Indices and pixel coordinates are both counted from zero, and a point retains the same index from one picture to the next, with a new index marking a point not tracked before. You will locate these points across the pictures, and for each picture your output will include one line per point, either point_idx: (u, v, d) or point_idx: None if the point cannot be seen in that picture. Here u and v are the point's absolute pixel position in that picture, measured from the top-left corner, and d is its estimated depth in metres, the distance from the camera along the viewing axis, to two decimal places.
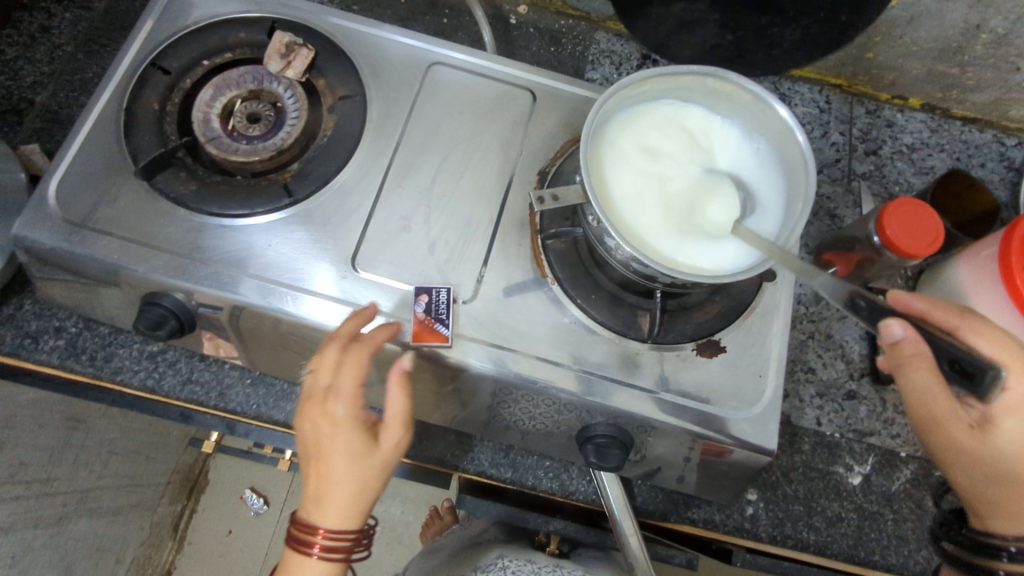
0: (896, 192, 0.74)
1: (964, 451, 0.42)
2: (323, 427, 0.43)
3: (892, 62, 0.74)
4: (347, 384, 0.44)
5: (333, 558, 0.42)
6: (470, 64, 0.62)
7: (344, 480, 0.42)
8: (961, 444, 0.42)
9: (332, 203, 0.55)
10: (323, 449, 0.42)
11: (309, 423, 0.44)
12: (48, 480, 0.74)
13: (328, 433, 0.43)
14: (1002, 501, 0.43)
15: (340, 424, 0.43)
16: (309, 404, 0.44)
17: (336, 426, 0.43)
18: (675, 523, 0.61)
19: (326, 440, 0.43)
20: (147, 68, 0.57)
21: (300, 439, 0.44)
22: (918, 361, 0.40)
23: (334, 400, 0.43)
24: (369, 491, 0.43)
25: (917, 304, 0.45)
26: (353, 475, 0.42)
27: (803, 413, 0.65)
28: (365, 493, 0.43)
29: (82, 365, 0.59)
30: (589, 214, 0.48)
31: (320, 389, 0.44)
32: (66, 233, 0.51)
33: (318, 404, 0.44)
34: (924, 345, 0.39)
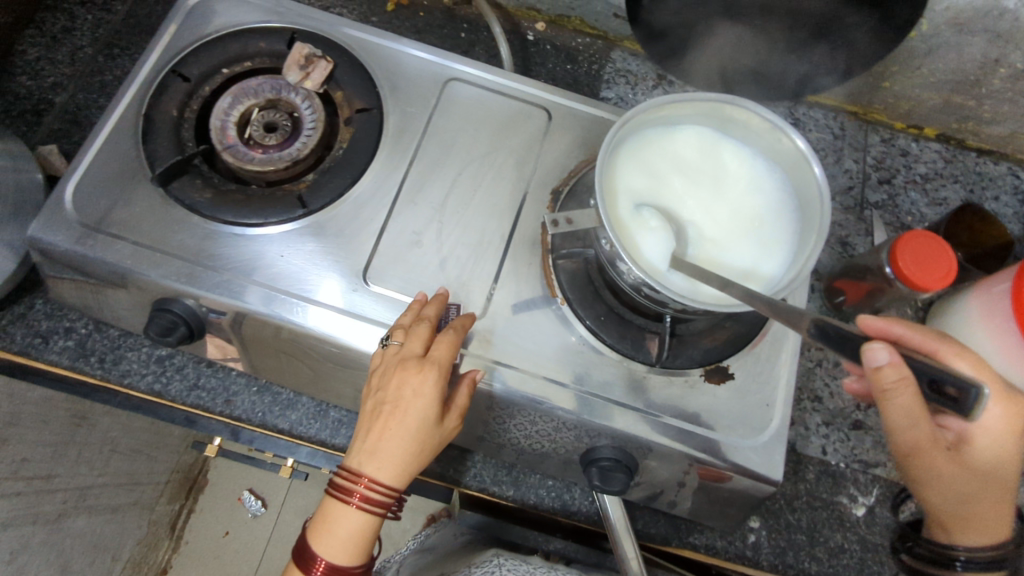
0: (909, 222, 0.74)
1: (939, 470, 0.45)
2: (409, 387, 0.46)
3: (908, 92, 0.74)
4: (443, 360, 0.47)
5: (373, 511, 0.44)
6: (487, 81, 0.62)
7: (404, 442, 0.45)
8: (942, 465, 0.45)
9: (345, 216, 0.55)
10: (401, 407, 0.45)
11: (391, 381, 0.46)
12: (50, 476, 0.74)
13: (409, 395, 0.45)
14: (964, 516, 0.46)
15: (422, 391, 0.45)
16: (400, 365, 0.46)
17: (425, 392, 0.45)
18: (676, 548, 0.61)
19: (406, 399, 0.45)
20: (167, 75, 0.57)
21: (376, 391, 0.47)
22: (901, 389, 0.38)
23: (428, 369, 0.46)
24: (420, 459, 0.46)
25: (893, 330, 0.43)
26: (415, 440, 0.45)
27: (809, 441, 0.65)
28: (417, 461, 0.46)
29: (91, 367, 0.59)
30: (602, 238, 0.48)
31: (410, 354, 0.47)
32: (81, 236, 0.51)
33: (407, 368, 0.46)
34: (905, 371, 0.36)
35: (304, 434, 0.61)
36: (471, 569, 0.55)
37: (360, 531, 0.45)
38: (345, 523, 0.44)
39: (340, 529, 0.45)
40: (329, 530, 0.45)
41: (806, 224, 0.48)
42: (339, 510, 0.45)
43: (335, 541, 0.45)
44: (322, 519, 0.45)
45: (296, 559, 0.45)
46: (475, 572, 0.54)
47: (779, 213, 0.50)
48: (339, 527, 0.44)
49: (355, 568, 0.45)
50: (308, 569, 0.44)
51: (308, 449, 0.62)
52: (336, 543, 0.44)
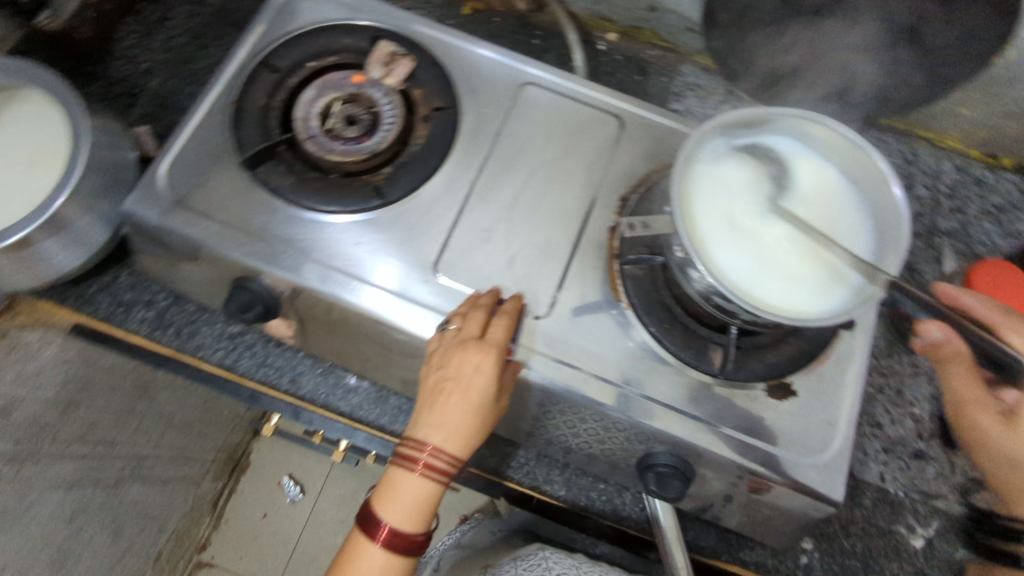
0: (981, 252, 0.73)
1: (992, 439, 0.48)
2: (470, 364, 0.47)
3: (987, 120, 0.72)
4: (500, 340, 0.49)
5: (437, 478, 0.46)
6: (562, 88, 0.63)
7: (464, 416, 0.47)
8: (990, 429, 0.48)
9: (419, 210, 0.57)
10: (463, 382, 0.47)
11: (450, 359, 0.48)
12: (111, 444, 0.77)
13: (469, 372, 0.47)
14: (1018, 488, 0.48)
15: (482, 370, 0.47)
16: (460, 344, 0.48)
17: (486, 369, 0.47)
18: (726, 563, 0.60)
19: (468, 375, 0.47)
20: (258, 66, 0.60)
21: (434, 368, 0.48)
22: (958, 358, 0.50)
23: (489, 348, 0.48)
24: (479, 432, 0.48)
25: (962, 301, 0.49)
26: (476, 413, 0.47)
27: (867, 467, 0.63)
28: (477, 433, 0.48)
29: (168, 337, 0.62)
30: (675, 246, 0.48)
31: (469, 336, 0.49)
32: (171, 212, 0.54)
33: (467, 347, 0.48)
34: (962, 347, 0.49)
35: (363, 418, 0.62)
36: (515, 560, 0.55)
37: (423, 499, 0.46)
38: (410, 491, 0.46)
39: (406, 495, 0.46)
40: (394, 497, 0.46)
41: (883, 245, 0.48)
42: (404, 478, 0.46)
43: (400, 507, 0.46)
44: (387, 487, 0.47)
45: (362, 525, 0.46)
46: (520, 562, 0.55)
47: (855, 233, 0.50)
48: (405, 494, 0.46)
49: (419, 534, 0.46)
50: (376, 534, 0.45)
51: (364, 434, 0.64)
52: (402, 509, 0.46)
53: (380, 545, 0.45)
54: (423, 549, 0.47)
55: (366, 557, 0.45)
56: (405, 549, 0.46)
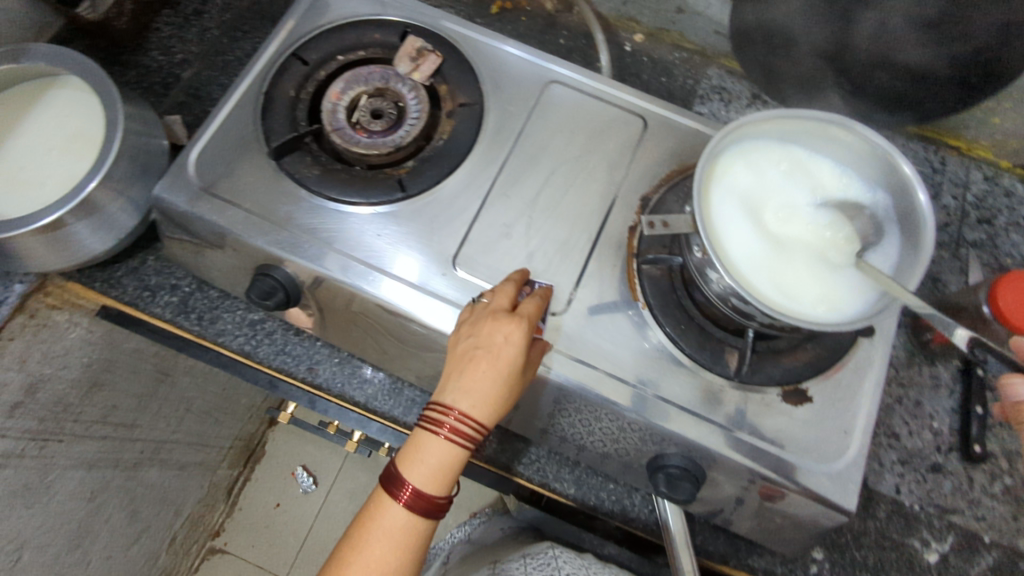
0: (1009, 265, 0.71)
1: None
2: (501, 334, 0.47)
3: (1019, 130, 0.71)
4: (530, 314, 0.48)
5: (461, 444, 0.45)
6: (587, 87, 0.63)
7: (492, 384, 0.46)
8: None
9: (440, 204, 0.57)
10: (493, 351, 0.46)
11: (479, 327, 0.48)
12: (133, 426, 0.79)
13: (500, 341, 0.47)
14: None
15: (514, 340, 0.47)
16: (490, 314, 0.48)
17: (517, 339, 0.46)
18: (734, 569, 0.60)
19: (498, 344, 0.46)
20: (289, 58, 0.61)
21: (462, 336, 0.48)
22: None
23: (520, 319, 0.47)
24: (506, 402, 0.47)
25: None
26: (504, 383, 0.46)
27: (882, 478, 0.63)
28: (504, 403, 0.47)
29: (190, 322, 0.63)
30: (695, 245, 0.48)
31: (499, 308, 0.49)
32: (198, 199, 0.55)
33: (498, 317, 0.48)
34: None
35: (378, 409, 0.63)
36: (522, 557, 0.56)
37: (446, 465, 0.45)
38: (435, 453, 0.45)
39: (430, 457, 0.45)
40: (418, 459, 0.45)
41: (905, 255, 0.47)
42: (429, 441, 0.45)
43: (424, 470, 0.45)
44: (412, 449, 0.46)
45: (385, 485, 0.45)
46: (529, 560, 0.55)
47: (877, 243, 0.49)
48: (429, 457, 0.45)
49: (441, 499, 0.45)
50: (397, 494, 0.44)
51: (378, 425, 0.65)
52: (426, 471, 0.45)
53: (401, 506, 0.45)
54: (443, 515, 0.46)
55: (388, 516, 0.45)
56: (426, 512, 0.45)
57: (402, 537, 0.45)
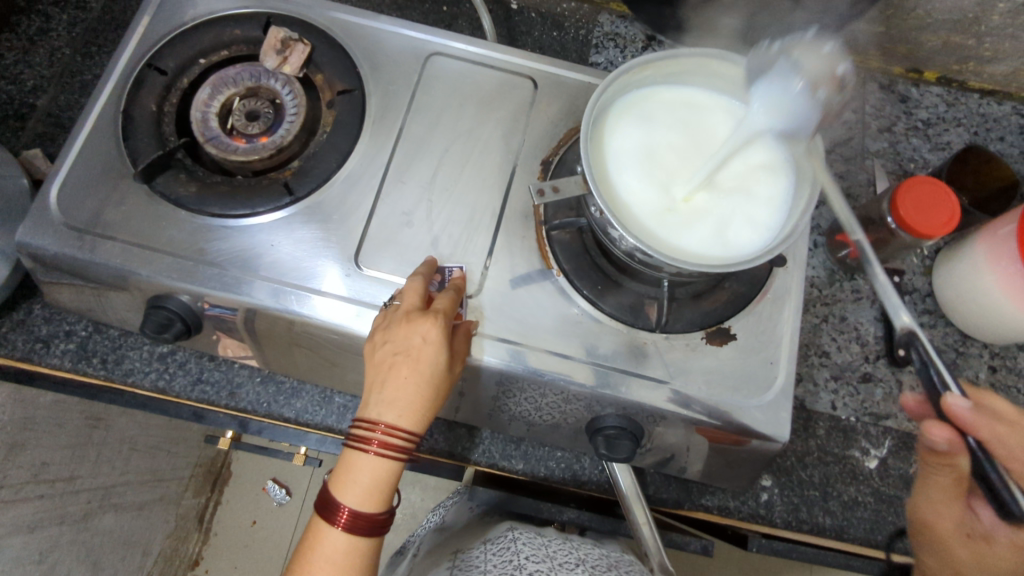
0: (912, 169, 0.72)
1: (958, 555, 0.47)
2: (418, 335, 0.45)
3: (906, 35, 0.72)
4: (445, 309, 0.47)
5: (394, 456, 0.43)
6: (471, 54, 0.61)
7: (417, 389, 0.44)
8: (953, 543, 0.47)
9: (333, 201, 0.54)
10: (413, 355, 0.44)
11: (392, 333, 0.45)
12: (72, 478, 0.75)
13: (416, 343, 0.45)
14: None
15: (431, 340, 0.45)
16: (402, 317, 0.46)
17: (434, 338, 0.45)
18: (689, 510, 0.61)
19: (416, 347, 0.44)
20: (144, 69, 0.56)
21: (376, 345, 0.45)
22: (946, 468, 0.47)
23: (435, 316, 0.45)
24: (435, 405, 0.45)
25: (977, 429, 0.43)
26: (430, 385, 0.44)
27: (818, 397, 0.64)
28: (433, 406, 0.45)
29: (94, 368, 0.60)
30: (593, 205, 0.47)
31: (412, 308, 0.47)
32: (69, 237, 0.51)
33: (410, 319, 0.46)
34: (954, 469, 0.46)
35: (310, 421, 0.61)
36: (482, 545, 0.55)
37: (383, 478, 0.43)
38: (367, 470, 0.43)
39: (363, 475, 0.43)
40: (351, 478, 0.43)
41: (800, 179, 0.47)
42: (359, 458, 0.43)
43: (359, 489, 0.43)
44: (343, 470, 0.43)
45: (320, 511, 0.43)
46: (489, 546, 0.54)
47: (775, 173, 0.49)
48: (361, 474, 0.43)
49: (382, 514, 0.43)
50: (334, 519, 0.42)
51: (316, 436, 0.64)
52: (361, 490, 0.42)
53: (340, 530, 0.42)
54: (387, 530, 0.44)
55: (328, 543, 0.42)
56: (369, 531, 0.42)
57: (347, 562, 0.42)
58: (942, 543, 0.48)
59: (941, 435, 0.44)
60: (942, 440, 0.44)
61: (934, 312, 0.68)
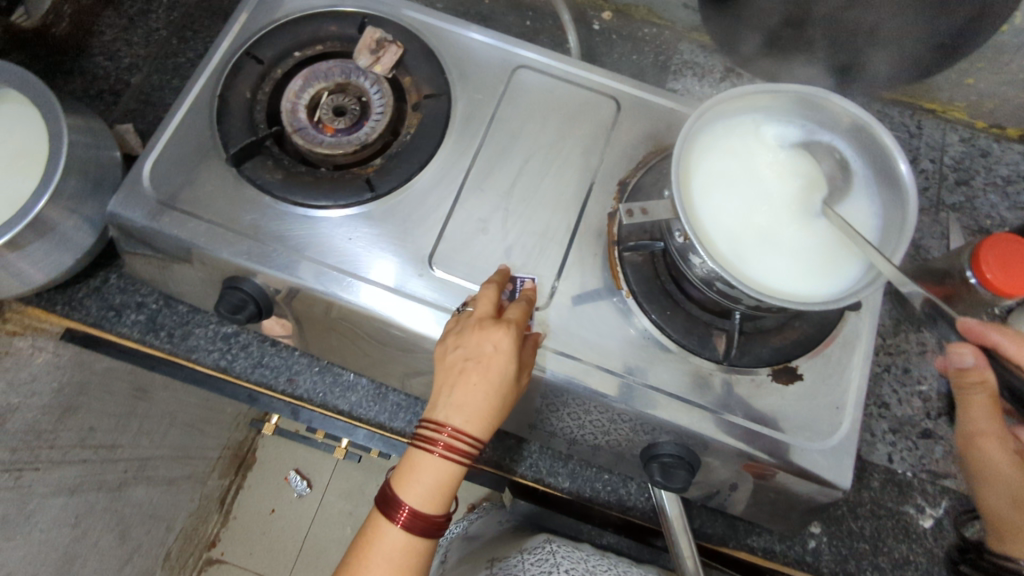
0: (988, 225, 0.71)
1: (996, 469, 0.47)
2: (490, 343, 0.45)
3: (993, 89, 0.71)
4: (517, 319, 0.47)
5: (457, 460, 0.43)
6: (555, 69, 0.61)
7: (485, 396, 0.44)
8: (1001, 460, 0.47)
9: (412, 201, 0.55)
10: (484, 362, 0.44)
11: (465, 338, 0.46)
12: (114, 446, 0.75)
13: (488, 351, 0.45)
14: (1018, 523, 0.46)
15: (503, 348, 0.45)
16: (475, 324, 0.46)
17: (506, 346, 0.45)
18: (733, 550, 0.60)
19: (487, 354, 0.44)
20: (242, 56, 0.58)
21: (447, 348, 0.46)
22: (980, 388, 0.47)
23: (507, 325, 0.45)
24: (500, 414, 0.45)
25: (992, 336, 0.44)
26: (498, 394, 0.44)
27: (874, 448, 0.63)
28: (498, 415, 0.44)
29: (161, 340, 0.62)
30: (676, 231, 0.47)
31: (485, 315, 0.47)
32: (157, 212, 0.53)
33: (483, 326, 0.46)
34: (989, 377, 0.46)
35: (363, 416, 0.62)
36: (520, 554, 0.53)
37: (444, 482, 0.43)
38: (431, 471, 0.43)
39: (425, 476, 0.42)
40: (413, 478, 0.42)
41: (890, 229, 0.46)
42: (423, 459, 0.43)
43: (420, 490, 0.43)
44: (405, 468, 0.43)
45: (380, 507, 0.43)
46: (527, 556, 0.53)
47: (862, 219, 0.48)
48: (423, 474, 0.43)
49: (439, 517, 0.43)
50: (394, 516, 0.42)
51: (365, 432, 0.64)
52: (422, 490, 0.42)
53: (399, 528, 0.42)
54: (442, 534, 0.44)
55: (385, 540, 0.42)
56: (425, 532, 0.42)
57: (401, 560, 0.42)
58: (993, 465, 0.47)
59: (971, 357, 0.46)
60: (974, 360, 0.46)
61: None
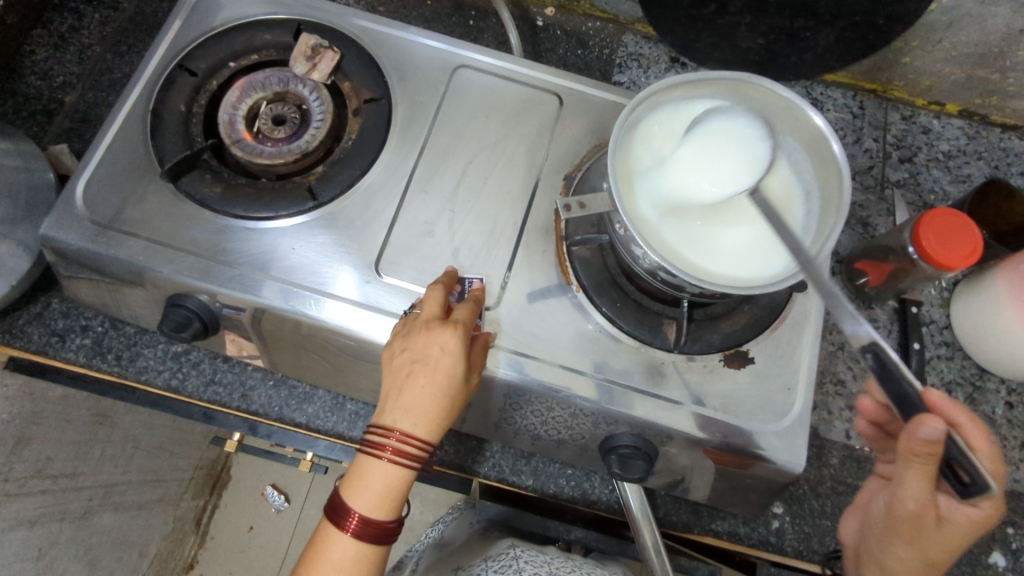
0: (932, 201, 0.73)
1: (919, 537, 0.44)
2: (436, 345, 0.44)
3: (929, 67, 0.72)
4: (464, 320, 0.46)
5: (407, 464, 0.42)
6: (497, 68, 0.61)
7: (432, 398, 0.43)
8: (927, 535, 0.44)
9: (357, 207, 0.55)
10: (431, 364, 0.44)
11: (412, 342, 0.45)
12: (75, 475, 0.73)
13: (434, 353, 0.44)
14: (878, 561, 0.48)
15: (449, 349, 0.44)
16: (422, 326, 0.45)
17: (453, 347, 0.44)
18: (698, 535, 0.61)
19: (434, 356, 0.44)
20: (174, 69, 0.57)
21: (395, 353, 0.45)
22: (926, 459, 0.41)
23: (454, 326, 0.45)
24: (450, 415, 0.44)
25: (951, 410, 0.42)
26: (446, 395, 0.44)
27: (832, 426, 0.64)
28: (448, 416, 0.44)
29: (108, 364, 0.61)
30: (617, 222, 0.47)
31: (432, 317, 0.46)
32: (93, 233, 0.51)
33: (430, 328, 0.45)
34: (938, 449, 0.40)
35: (322, 427, 0.61)
36: (484, 562, 0.53)
37: (394, 487, 0.43)
38: (379, 477, 0.42)
39: (375, 482, 0.42)
40: (362, 484, 0.42)
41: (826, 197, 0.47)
42: (372, 465, 0.42)
43: (370, 496, 0.42)
44: (355, 475, 0.43)
45: (329, 516, 0.42)
46: (491, 563, 0.52)
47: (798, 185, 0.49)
48: (372, 481, 0.42)
49: (391, 523, 0.42)
50: (343, 524, 0.41)
51: (325, 443, 0.66)
52: (372, 497, 0.42)
53: (348, 536, 0.41)
54: (395, 539, 0.43)
55: (336, 548, 0.41)
56: (376, 539, 0.42)
57: (353, 568, 0.42)
58: (920, 539, 0.44)
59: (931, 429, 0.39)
60: (941, 431, 0.39)
61: (952, 345, 0.68)
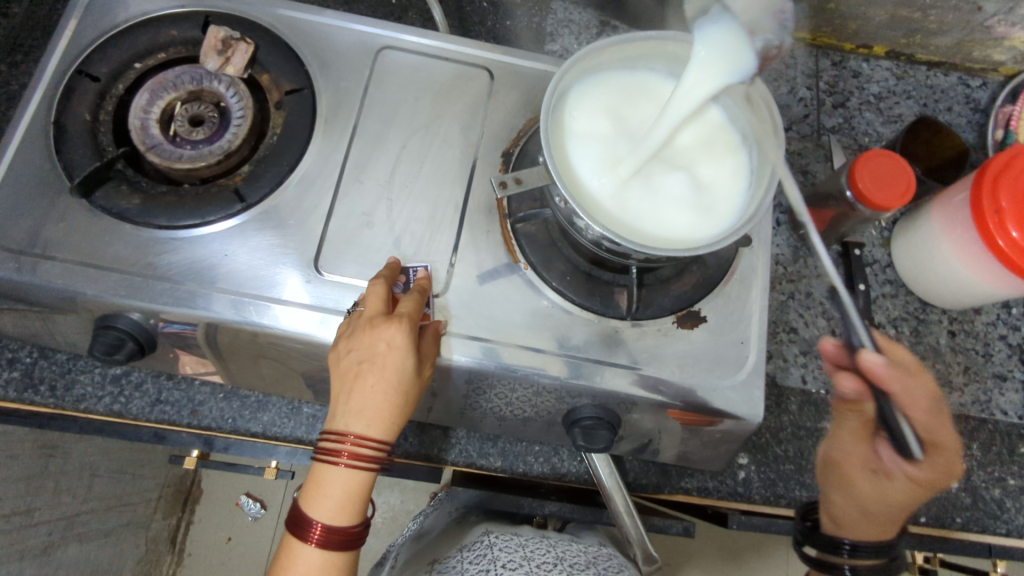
0: (866, 143, 0.74)
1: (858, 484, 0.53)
2: (382, 342, 0.43)
3: (855, 11, 0.73)
4: (410, 312, 0.45)
5: (365, 467, 0.41)
6: (423, 47, 0.59)
7: (384, 396, 0.42)
8: (861, 481, 0.52)
9: (290, 203, 0.52)
10: (378, 362, 0.42)
11: (358, 342, 0.44)
12: (30, 511, 0.70)
13: (382, 351, 0.43)
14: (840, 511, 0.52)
15: (397, 345, 0.43)
16: (368, 323, 0.44)
17: (400, 343, 0.43)
18: (669, 494, 0.62)
19: (382, 354, 0.43)
20: (74, 76, 0.53)
21: (343, 355, 0.44)
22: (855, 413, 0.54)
23: (399, 320, 0.44)
24: (405, 411, 0.43)
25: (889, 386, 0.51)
26: (399, 391, 0.43)
27: (788, 372, 0.66)
28: (402, 413, 0.43)
29: (42, 396, 0.58)
30: (556, 196, 0.46)
31: (375, 312, 0.45)
32: (5, 260, 0.48)
33: (376, 325, 0.44)
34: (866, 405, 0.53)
35: (279, 434, 0.59)
36: (460, 552, 0.52)
37: (355, 491, 0.42)
38: (338, 484, 0.41)
39: (334, 489, 0.41)
40: (321, 494, 0.41)
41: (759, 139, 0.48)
42: (328, 473, 0.41)
43: (330, 504, 0.41)
44: (313, 486, 0.42)
45: (292, 529, 0.41)
46: (466, 554, 0.51)
47: (722, 130, 0.51)
48: (332, 489, 0.41)
49: (356, 527, 0.42)
50: (307, 536, 0.40)
51: (286, 449, 0.64)
52: (331, 505, 0.41)
53: (313, 547, 0.40)
54: (363, 542, 0.43)
55: (302, 561, 0.40)
56: (341, 545, 0.41)
57: None
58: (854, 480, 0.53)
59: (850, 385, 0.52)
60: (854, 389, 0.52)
61: (894, 282, 0.70)
